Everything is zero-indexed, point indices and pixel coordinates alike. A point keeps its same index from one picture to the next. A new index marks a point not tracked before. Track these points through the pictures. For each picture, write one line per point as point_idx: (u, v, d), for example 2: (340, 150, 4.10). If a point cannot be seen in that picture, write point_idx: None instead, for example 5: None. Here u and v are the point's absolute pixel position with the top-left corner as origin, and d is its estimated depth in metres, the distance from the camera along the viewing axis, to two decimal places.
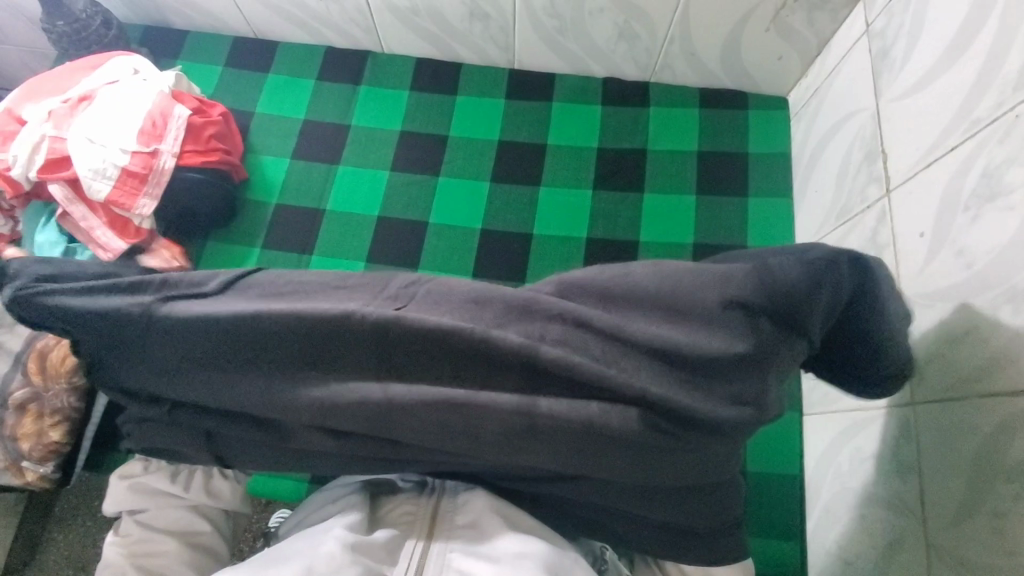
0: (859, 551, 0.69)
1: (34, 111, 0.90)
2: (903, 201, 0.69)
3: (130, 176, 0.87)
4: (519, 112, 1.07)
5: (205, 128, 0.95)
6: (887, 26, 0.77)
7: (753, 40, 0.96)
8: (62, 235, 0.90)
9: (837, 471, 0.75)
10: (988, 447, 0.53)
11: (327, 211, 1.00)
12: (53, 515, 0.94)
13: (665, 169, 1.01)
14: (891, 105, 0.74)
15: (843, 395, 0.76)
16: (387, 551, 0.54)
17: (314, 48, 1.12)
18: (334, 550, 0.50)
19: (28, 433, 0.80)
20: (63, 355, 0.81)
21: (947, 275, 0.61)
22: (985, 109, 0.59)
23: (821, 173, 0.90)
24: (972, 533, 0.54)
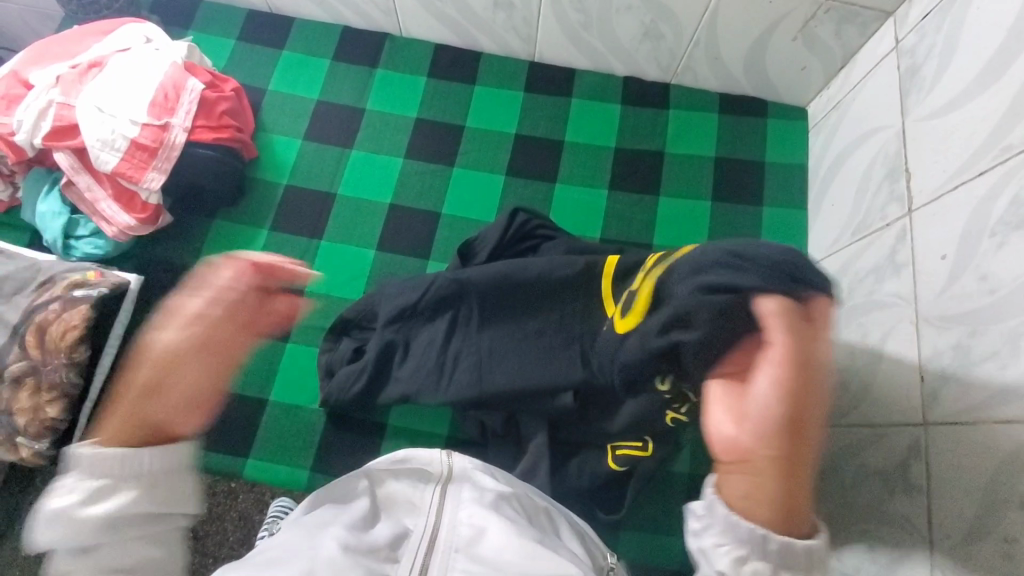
0: (860, 565, 0.70)
1: (42, 76, 0.87)
2: (925, 222, 0.69)
3: (139, 149, 0.85)
4: (538, 107, 1.05)
5: (218, 103, 0.92)
6: (919, 44, 0.77)
7: (779, 49, 0.95)
8: (64, 206, 0.88)
9: (840, 484, 0.76)
10: (999, 474, 0.54)
11: (339, 195, 0.98)
12: (38, 483, 0.85)
13: (682, 173, 1.01)
14: (918, 124, 0.74)
15: (850, 410, 0.77)
16: (387, 547, 0.58)
17: (330, 27, 1.09)
18: (334, 553, 0.54)
19: (25, 407, 0.79)
20: (64, 330, 0.79)
21: (967, 299, 0.61)
22: (1018, 136, 0.58)
23: (839, 187, 0.90)
24: (980, 557, 0.54)
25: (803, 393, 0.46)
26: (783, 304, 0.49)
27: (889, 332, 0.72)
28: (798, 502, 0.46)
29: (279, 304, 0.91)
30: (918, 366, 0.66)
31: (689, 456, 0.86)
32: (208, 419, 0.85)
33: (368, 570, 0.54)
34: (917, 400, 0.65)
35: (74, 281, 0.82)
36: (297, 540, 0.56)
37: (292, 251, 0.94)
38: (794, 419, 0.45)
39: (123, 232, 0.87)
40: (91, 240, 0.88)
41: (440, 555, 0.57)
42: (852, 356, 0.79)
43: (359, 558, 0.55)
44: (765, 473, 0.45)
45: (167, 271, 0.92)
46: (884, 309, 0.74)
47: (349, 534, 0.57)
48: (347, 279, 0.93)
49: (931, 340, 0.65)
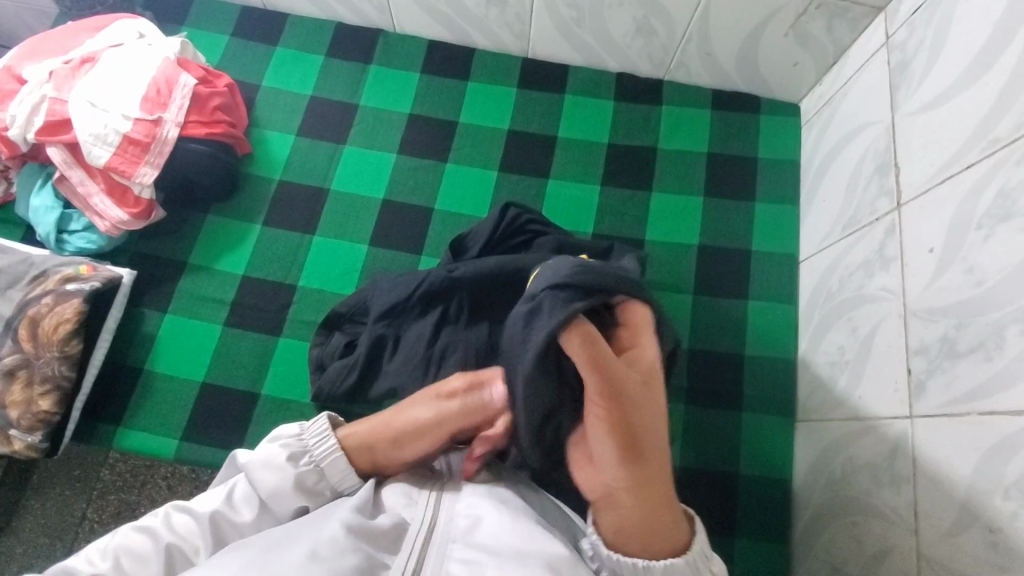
0: (849, 558, 0.70)
1: (35, 71, 0.88)
2: (913, 216, 0.69)
3: (132, 144, 0.85)
4: (531, 103, 1.05)
5: (211, 99, 0.92)
6: (908, 39, 0.77)
7: (771, 45, 0.95)
8: (58, 201, 0.88)
9: (829, 477, 0.77)
10: (984, 464, 0.54)
11: (332, 190, 0.99)
12: (37, 479, 0.85)
13: (675, 168, 1.01)
14: (907, 119, 0.74)
15: (840, 404, 0.77)
16: (389, 538, 0.58)
17: (323, 23, 1.09)
18: (337, 534, 0.54)
19: (18, 400, 0.79)
20: (56, 323, 0.79)
21: (954, 292, 0.61)
22: (1005, 129, 0.59)
23: (830, 182, 0.90)
24: (966, 547, 0.55)
25: (628, 426, 0.53)
26: (586, 336, 0.51)
27: (878, 326, 0.72)
28: (657, 516, 0.56)
29: (272, 299, 0.91)
30: (906, 359, 0.66)
31: (680, 451, 0.86)
32: (201, 413, 0.85)
33: (366, 556, 0.55)
34: (905, 393, 0.66)
35: (67, 275, 0.83)
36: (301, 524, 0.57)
37: (285, 246, 0.95)
38: (632, 448, 0.53)
39: (116, 226, 0.87)
40: (85, 234, 0.89)
41: (436, 545, 0.57)
42: (842, 350, 0.79)
43: (360, 541, 0.56)
44: (624, 500, 0.55)
45: (161, 265, 0.92)
46: (873, 303, 0.74)
47: (354, 517, 0.57)
48: (339, 274, 0.93)
49: (918, 333, 0.65)
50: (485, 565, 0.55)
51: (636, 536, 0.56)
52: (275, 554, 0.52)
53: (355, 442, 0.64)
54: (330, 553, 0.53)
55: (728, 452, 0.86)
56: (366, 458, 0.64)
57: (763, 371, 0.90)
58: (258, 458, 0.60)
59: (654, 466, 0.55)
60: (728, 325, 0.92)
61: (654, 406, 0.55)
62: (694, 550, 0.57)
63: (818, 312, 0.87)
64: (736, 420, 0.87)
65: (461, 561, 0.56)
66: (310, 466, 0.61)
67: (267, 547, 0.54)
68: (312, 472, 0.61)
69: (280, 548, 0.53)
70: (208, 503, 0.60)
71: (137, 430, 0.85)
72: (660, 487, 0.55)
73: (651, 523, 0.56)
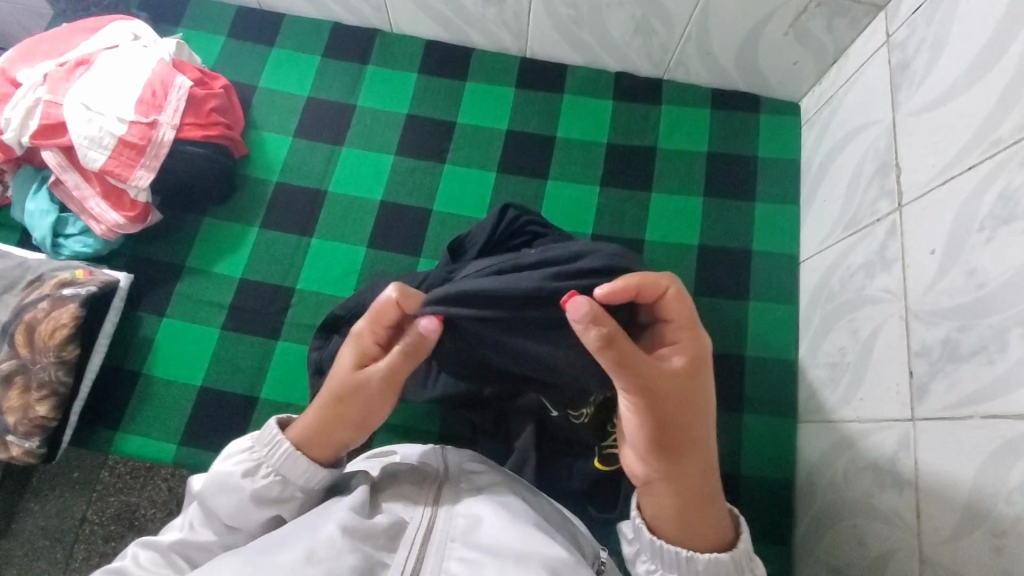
0: (850, 561, 0.70)
1: (29, 74, 0.87)
2: (914, 217, 0.69)
3: (127, 147, 0.85)
4: (530, 103, 1.05)
5: (207, 101, 0.92)
6: (909, 38, 0.77)
7: (771, 44, 0.95)
8: (53, 204, 0.88)
9: (831, 480, 0.76)
10: (987, 468, 0.54)
11: (329, 192, 0.98)
12: (36, 482, 0.85)
13: (674, 168, 1.01)
14: (909, 118, 0.73)
15: (841, 405, 0.77)
16: (387, 535, 0.57)
17: (320, 23, 1.09)
18: (335, 534, 0.54)
19: (15, 406, 0.79)
20: (53, 329, 0.79)
21: (956, 294, 0.61)
22: (1007, 130, 0.58)
23: (831, 182, 0.90)
24: (968, 550, 0.54)
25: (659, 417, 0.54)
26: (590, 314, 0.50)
27: (879, 327, 0.72)
28: (700, 513, 0.57)
29: (269, 302, 0.91)
30: (907, 361, 0.66)
31: None
32: (199, 417, 0.85)
33: (365, 556, 0.55)
34: (906, 395, 0.65)
35: (63, 280, 0.82)
36: (295, 526, 0.57)
37: (283, 248, 0.94)
38: (657, 436, 0.55)
39: (112, 230, 0.87)
40: (81, 239, 0.88)
41: (436, 543, 0.57)
42: (843, 352, 0.79)
43: (358, 541, 0.55)
44: (661, 491, 0.57)
45: (158, 268, 0.92)
46: (874, 304, 0.74)
47: (351, 516, 0.56)
48: (337, 276, 0.93)
49: (919, 335, 0.65)
50: (485, 563, 0.55)
51: (677, 527, 0.57)
52: (271, 555, 0.53)
53: (305, 425, 0.61)
54: (327, 554, 0.53)
55: (729, 454, 0.86)
56: (324, 433, 0.60)
57: (763, 373, 0.89)
58: (214, 482, 0.59)
59: (688, 454, 0.56)
60: (730, 327, 0.92)
61: (697, 398, 0.55)
62: (739, 548, 0.57)
63: (819, 313, 0.86)
64: (737, 422, 0.87)
65: (461, 560, 0.56)
66: (272, 478, 0.60)
67: (263, 548, 0.54)
68: (273, 483, 0.60)
69: (275, 550, 0.54)
70: (172, 535, 0.61)
71: (135, 435, 0.84)
72: (699, 474, 0.57)
73: (692, 512, 0.57)
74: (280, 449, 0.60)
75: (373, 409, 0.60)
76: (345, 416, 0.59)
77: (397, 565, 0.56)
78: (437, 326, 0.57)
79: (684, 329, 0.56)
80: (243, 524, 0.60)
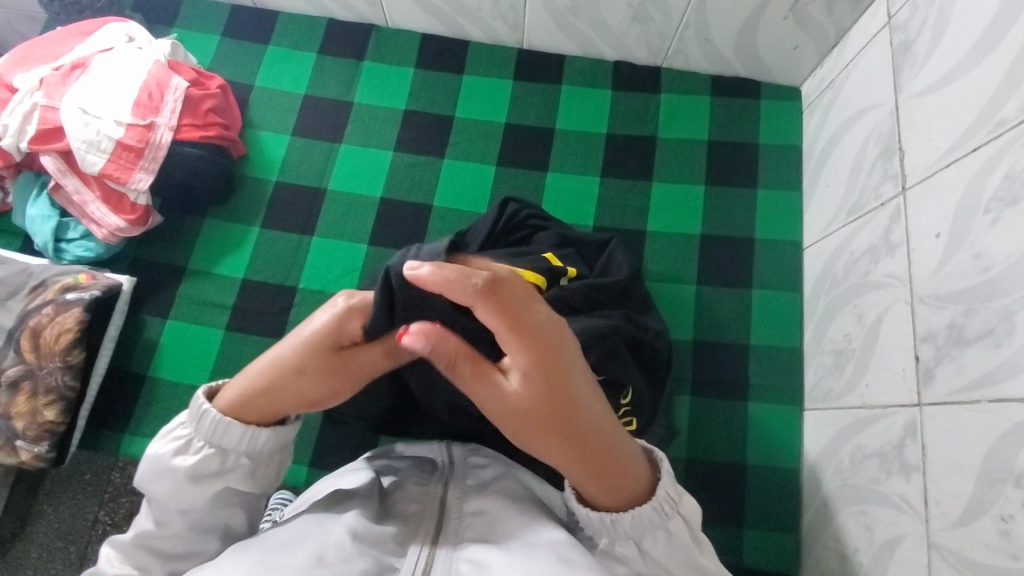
0: (858, 547, 0.70)
1: (25, 79, 0.87)
2: (919, 201, 0.68)
3: (125, 150, 0.84)
4: (527, 95, 1.04)
5: (203, 101, 0.91)
6: (912, 18, 0.75)
7: (770, 28, 0.93)
8: (54, 209, 0.88)
9: (838, 466, 0.76)
10: (996, 450, 0.53)
11: (329, 189, 0.98)
12: (49, 485, 0.85)
13: (674, 157, 1.00)
14: (911, 101, 0.72)
15: (846, 392, 0.77)
16: (396, 540, 0.55)
17: (315, 20, 1.08)
18: (343, 540, 0.53)
19: (23, 411, 0.79)
20: (58, 333, 0.79)
21: (962, 277, 0.60)
22: (1011, 110, 0.57)
23: (833, 166, 0.89)
24: (976, 535, 0.54)
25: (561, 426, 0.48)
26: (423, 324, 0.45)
27: (884, 313, 0.71)
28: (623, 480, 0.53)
29: (272, 302, 0.91)
30: (914, 346, 0.65)
31: (686, 442, 0.86)
32: None
33: (375, 560, 0.53)
34: (913, 381, 0.65)
35: (67, 284, 0.82)
36: (298, 531, 0.55)
37: (286, 247, 0.94)
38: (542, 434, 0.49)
39: (113, 234, 0.87)
40: (82, 243, 0.88)
41: (444, 544, 0.55)
42: (848, 338, 0.78)
43: (367, 547, 0.53)
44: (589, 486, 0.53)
45: (161, 271, 0.92)
46: (878, 289, 0.73)
47: (359, 523, 0.55)
48: (340, 274, 0.93)
49: (925, 320, 0.65)
50: (496, 562, 0.53)
51: (607, 500, 0.54)
52: (281, 557, 0.51)
53: (233, 401, 0.55)
54: (337, 558, 0.51)
55: (735, 443, 0.86)
56: (243, 410, 0.55)
57: (768, 362, 0.89)
58: (150, 465, 0.57)
59: (594, 450, 0.50)
60: (733, 316, 0.92)
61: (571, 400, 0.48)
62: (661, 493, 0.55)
63: (823, 300, 0.86)
64: (742, 410, 0.87)
65: (470, 561, 0.53)
66: (206, 450, 0.56)
67: (269, 551, 0.52)
68: (210, 455, 0.56)
69: (282, 551, 0.51)
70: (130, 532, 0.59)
71: (143, 437, 0.85)
72: (605, 455, 0.51)
73: (600, 487, 0.53)
74: (208, 419, 0.55)
75: (325, 392, 0.51)
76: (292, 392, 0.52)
77: (408, 566, 0.53)
78: (422, 340, 0.45)
79: (509, 327, 0.45)
80: (187, 504, 0.57)
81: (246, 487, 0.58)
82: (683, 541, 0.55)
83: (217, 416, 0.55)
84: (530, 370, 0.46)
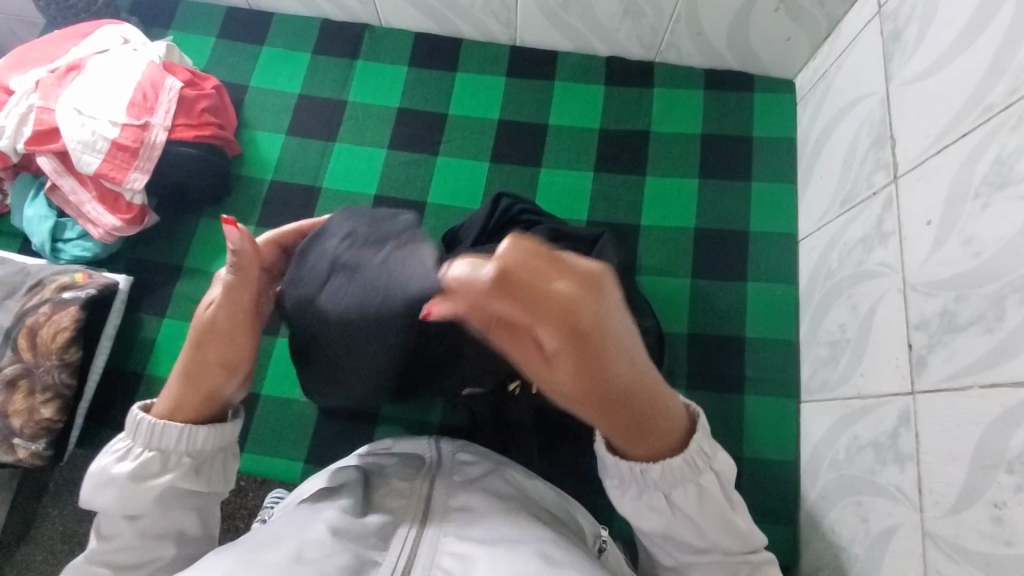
0: (854, 538, 0.70)
1: (21, 81, 0.88)
2: (910, 188, 0.68)
3: (120, 150, 0.85)
4: (521, 92, 1.04)
5: (198, 101, 0.92)
6: (900, 7, 0.75)
7: (762, 20, 0.93)
8: (50, 210, 0.89)
9: (833, 458, 0.76)
10: (989, 435, 0.53)
11: (324, 188, 0.98)
12: (47, 485, 0.86)
13: (668, 151, 1.00)
14: (901, 89, 0.72)
15: (842, 382, 0.76)
16: (377, 535, 0.55)
17: (309, 20, 1.09)
18: (324, 537, 0.52)
19: (20, 409, 0.79)
20: (55, 332, 0.80)
21: (952, 263, 0.60)
22: (999, 95, 0.57)
23: (827, 157, 0.88)
24: (968, 523, 0.54)
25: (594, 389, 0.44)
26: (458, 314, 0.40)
27: (877, 302, 0.71)
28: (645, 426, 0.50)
29: None
30: (907, 335, 0.65)
31: None
32: None
33: (355, 555, 0.52)
34: (906, 370, 0.64)
35: (64, 283, 0.83)
36: (280, 531, 0.54)
37: None
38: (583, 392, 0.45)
39: (109, 233, 0.88)
40: (79, 243, 0.89)
41: (428, 538, 0.55)
42: (843, 329, 0.78)
43: (347, 543, 0.53)
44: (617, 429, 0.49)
45: (157, 271, 0.93)
46: (872, 278, 0.73)
47: (341, 518, 0.55)
48: None
49: (917, 308, 0.64)
50: (478, 558, 0.52)
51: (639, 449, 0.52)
52: (261, 554, 0.50)
53: (169, 402, 0.58)
54: (317, 555, 0.50)
55: (731, 436, 0.85)
56: (183, 404, 0.58)
57: (764, 355, 0.89)
58: (93, 479, 0.58)
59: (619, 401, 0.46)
60: (729, 308, 0.91)
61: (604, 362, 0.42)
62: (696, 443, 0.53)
63: (818, 291, 0.85)
64: (738, 402, 0.87)
65: (453, 555, 0.53)
66: (147, 454, 0.58)
67: (250, 549, 0.51)
68: (150, 458, 0.57)
69: (262, 549, 0.51)
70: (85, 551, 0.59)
71: None
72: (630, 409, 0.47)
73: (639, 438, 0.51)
74: (142, 426, 0.57)
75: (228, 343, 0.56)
76: (205, 358, 0.56)
77: (387, 563, 0.52)
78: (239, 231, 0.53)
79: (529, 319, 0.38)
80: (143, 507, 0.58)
81: (199, 487, 0.60)
82: (742, 523, 0.56)
83: (152, 420, 0.57)
84: (579, 349, 0.40)
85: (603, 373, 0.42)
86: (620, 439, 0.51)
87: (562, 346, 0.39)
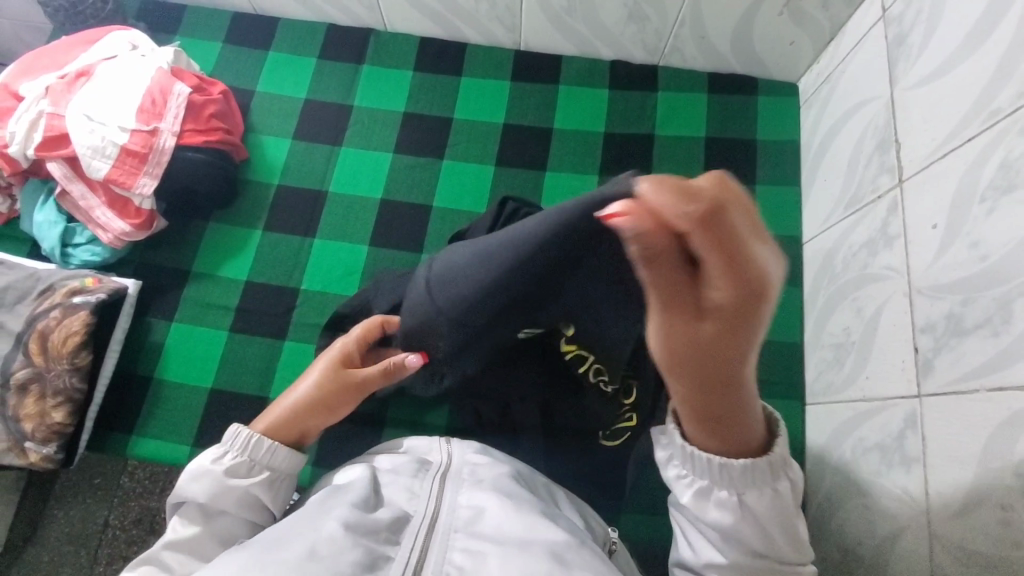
0: (860, 539, 0.70)
1: (31, 87, 0.89)
2: (916, 192, 0.68)
3: (130, 155, 0.86)
4: (525, 95, 1.05)
5: (206, 107, 0.93)
6: (905, 11, 0.75)
7: (767, 24, 0.94)
8: (60, 215, 0.89)
9: (839, 460, 0.76)
10: (996, 438, 0.53)
11: (330, 192, 0.99)
12: (54, 488, 0.87)
13: (672, 154, 1.00)
14: (907, 93, 0.73)
15: (847, 385, 0.77)
16: (388, 530, 0.56)
17: (315, 25, 1.09)
18: (335, 532, 0.53)
19: (32, 413, 0.80)
20: (65, 336, 0.80)
21: (959, 267, 0.60)
22: (1006, 100, 0.57)
23: (832, 160, 0.89)
24: (975, 525, 0.54)
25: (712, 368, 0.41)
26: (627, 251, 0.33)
27: (883, 305, 0.71)
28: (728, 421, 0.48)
29: (276, 303, 0.92)
30: (913, 338, 0.65)
31: None
32: (210, 421, 0.86)
33: (367, 550, 0.53)
34: (912, 373, 0.65)
35: (74, 288, 0.84)
36: (292, 526, 0.55)
37: (287, 250, 0.95)
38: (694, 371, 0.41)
39: (119, 238, 0.88)
40: (89, 248, 0.90)
41: (439, 535, 0.56)
42: (848, 331, 0.78)
43: (360, 536, 0.54)
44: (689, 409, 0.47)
45: (166, 275, 0.93)
46: (878, 281, 0.73)
47: (352, 513, 0.56)
48: (341, 275, 0.94)
49: (923, 311, 0.65)
50: (487, 555, 0.54)
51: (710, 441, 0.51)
52: (275, 551, 0.51)
53: (272, 421, 0.64)
54: (328, 551, 0.51)
55: None
56: (283, 427, 0.64)
57: (769, 358, 0.89)
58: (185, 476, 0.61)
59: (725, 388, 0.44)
60: None
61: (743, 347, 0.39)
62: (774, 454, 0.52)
63: (823, 293, 0.86)
64: None
65: (464, 551, 0.55)
66: (239, 457, 0.61)
67: (266, 546, 0.52)
68: (242, 461, 0.61)
69: (277, 547, 0.52)
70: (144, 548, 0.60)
71: (149, 438, 0.86)
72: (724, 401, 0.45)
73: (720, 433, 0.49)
74: (247, 433, 0.62)
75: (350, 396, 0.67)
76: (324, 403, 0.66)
77: (398, 560, 0.54)
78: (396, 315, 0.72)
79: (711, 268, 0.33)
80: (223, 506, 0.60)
81: (266, 501, 0.62)
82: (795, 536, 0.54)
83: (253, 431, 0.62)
84: (734, 326, 0.37)
85: (734, 350, 0.39)
86: (687, 414, 0.48)
87: (728, 309, 0.35)
